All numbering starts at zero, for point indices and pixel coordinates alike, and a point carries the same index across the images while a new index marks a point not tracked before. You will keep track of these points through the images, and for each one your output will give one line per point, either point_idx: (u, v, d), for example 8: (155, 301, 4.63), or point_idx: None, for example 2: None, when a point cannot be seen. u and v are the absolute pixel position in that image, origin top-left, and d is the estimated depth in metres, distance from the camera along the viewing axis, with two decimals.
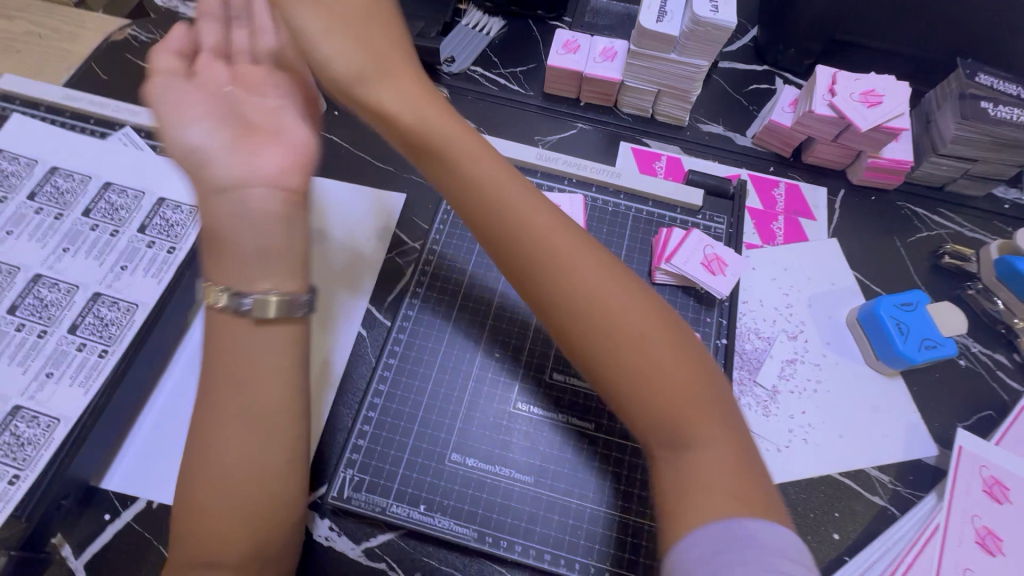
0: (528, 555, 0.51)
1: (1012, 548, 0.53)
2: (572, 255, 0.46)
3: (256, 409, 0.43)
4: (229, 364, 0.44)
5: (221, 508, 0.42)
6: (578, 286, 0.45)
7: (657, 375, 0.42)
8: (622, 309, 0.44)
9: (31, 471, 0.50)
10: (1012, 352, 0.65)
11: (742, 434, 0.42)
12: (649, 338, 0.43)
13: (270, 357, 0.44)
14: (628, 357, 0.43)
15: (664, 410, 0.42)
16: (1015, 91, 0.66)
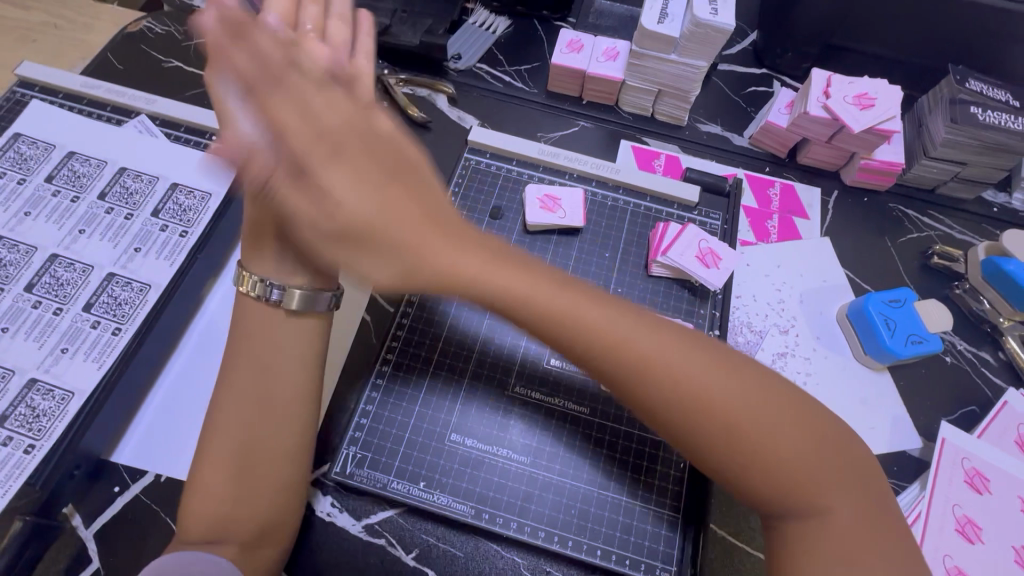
0: (523, 531, 0.53)
1: (990, 536, 0.55)
2: (680, 352, 0.41)
3: (264, 398, 0.49)
4: (251, 347, 0.50)
5: (223, 481, 0.47)
6: (696, 390, 0.40)
7: (798, 463, 0.40)
8: (727, 395, 0.40)
9: (46, 441, 0.52)
10: (997, 350, 0.67)
11: (860, 481, 0.41)
12: (762, 415, 0.40)
13: (284, 350, 0.50)
14: (743, 438, 0.40)
15: (811, 494, 0.40)
16: (1003, 98, 0.68)
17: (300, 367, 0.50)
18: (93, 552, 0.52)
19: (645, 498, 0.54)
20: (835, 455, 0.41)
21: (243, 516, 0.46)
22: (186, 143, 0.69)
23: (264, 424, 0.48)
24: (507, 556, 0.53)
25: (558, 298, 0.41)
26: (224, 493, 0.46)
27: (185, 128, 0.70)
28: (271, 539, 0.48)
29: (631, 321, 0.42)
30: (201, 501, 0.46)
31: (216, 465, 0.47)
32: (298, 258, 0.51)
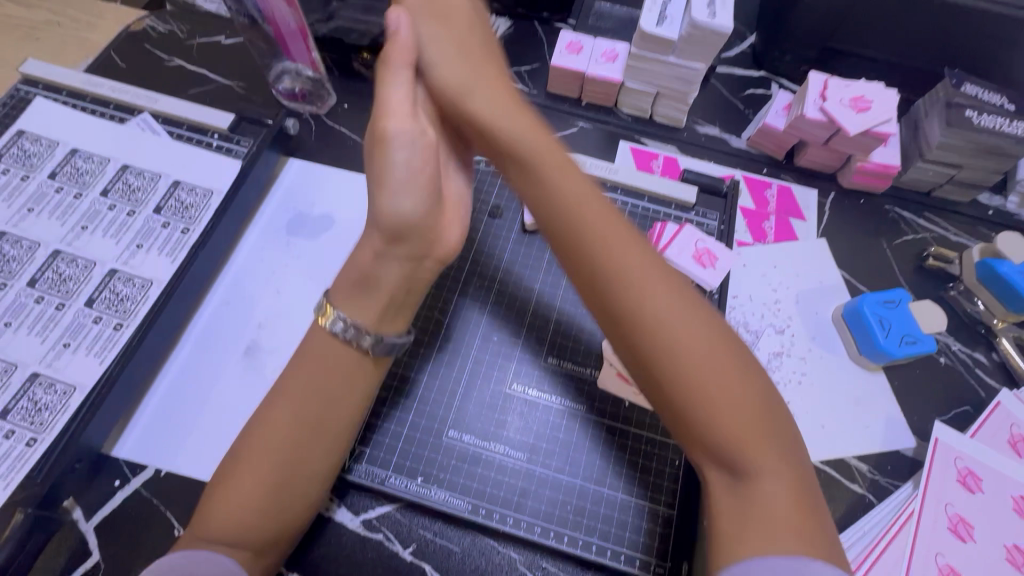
0: (520, 527, 0.53)
1: (982, 535, 0.55)
2: (648, 273, 0.44)
3: (315, 421, 0.49)
4: (307, 385, 0.50)
5: (263, 500, 0.47)
6: (649, 307, 0.43)
7: (728, 404, 0.41)
8: (693, 330, 0.42)
9: (48, 434, 0.53)
10: (991, 351, 0.68)
11: (800, 464, 0.41)
12: (716, 363, 0.42)
13: (344, 391, 0.50)
14: (694, 377, 0.41)
15: (732, 435, 0.40)
16: (998, 102, 0.69)
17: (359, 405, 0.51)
18: (93, 545, 0.53)
19: (640, 494, 0.55)
20: (767, 419, 0.41)
21: (267, 529, 0.47)
22: (188, 141, 0.70)
23: (311, 448, 0.49)
24: (504, 552, 0.54)
25: (594, 210, 0.47)
26: (253, 509, 0.46)
27: (187, 126, 0.71)
28: (280, 548, 0.49)
29: (619, 239, 0.46)
30: (226, 510, 0.46)
31: (257, 485, 0.47)
32: (395, 306, 0.52)
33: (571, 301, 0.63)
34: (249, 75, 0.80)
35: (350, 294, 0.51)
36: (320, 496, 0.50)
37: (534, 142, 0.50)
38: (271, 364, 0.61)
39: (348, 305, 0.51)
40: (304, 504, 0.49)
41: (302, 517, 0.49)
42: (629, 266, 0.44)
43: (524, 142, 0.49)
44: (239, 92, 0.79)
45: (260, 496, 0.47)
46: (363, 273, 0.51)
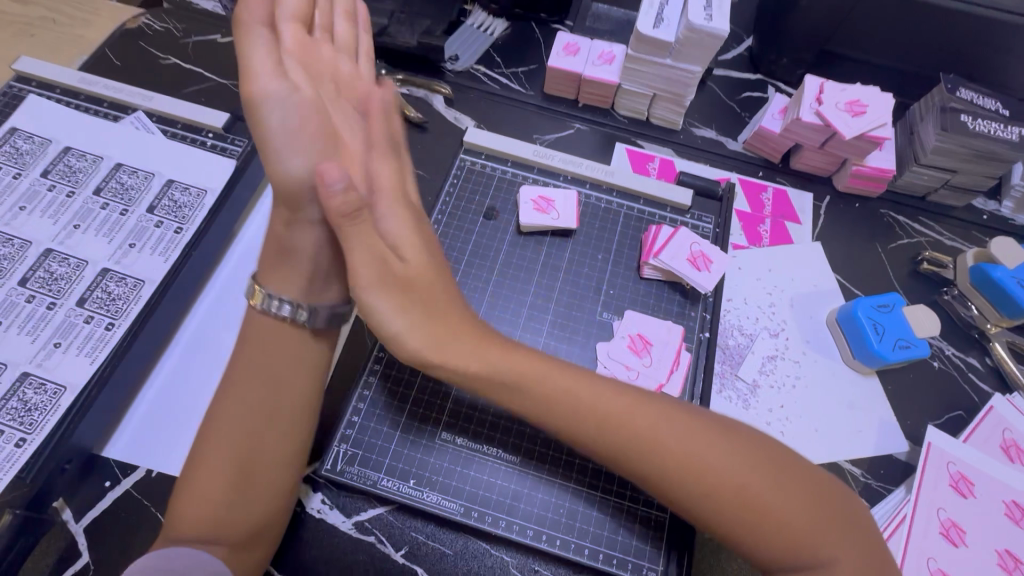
0: (512, 530, 0.53)
1: (974, 540, 0.55)
2: (681, 438, 0.45)
3: (264, 403, 0.50)
4: (256, 367, 0.52)
5: (220, 483, 0.47)
6: (673, 456, 0.45)
7: (800, 525, 0.42)
8: (713, 464, 0.44)
9: (37, 435, 0.53)
10: (984, 356, 0.68)
11: (854, 528, 0.44)
12: (748, 484, 0.43)
13: (282, 366, 0.52)
14: (737, 507, 0.43)
15: (812, 549, 0.42)
16: (993, 107, 0.69)
17: (297, 377, 0.52)
18: (82, 546, 0.52)
19: (633, 498, 0.54)
20: (822, 512, 0.43)
21: (230, 515, 0.46)
22: (183, 140, 0.69)
23: (259, 430, 0.49)
24: (496, 555, 0.54)
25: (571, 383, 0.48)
26: (216, 496, 0.47)
27: (182, 125, 0.70)
28: (258, 542, 0.48)
29: (643, 419, 0.46)
30: (191, 495, 0.47)
31: (211, 470, 0.47)
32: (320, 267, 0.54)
33: (565, 305, 0.64)
34: None
35: (275, 265, 0.54)
36: (287, 482, 0.50)
37: (508, 365, 0.49)
38: None
39: (279, 281, 0.54)
40: (267, 489, 0.48)
41: (274, 514, 0.48)
42: (663, 440, 0.45)
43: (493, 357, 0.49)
44: (234, 90, 0.78)
45: (217, 482, 0.47)
46: (282, 242, 0.53)
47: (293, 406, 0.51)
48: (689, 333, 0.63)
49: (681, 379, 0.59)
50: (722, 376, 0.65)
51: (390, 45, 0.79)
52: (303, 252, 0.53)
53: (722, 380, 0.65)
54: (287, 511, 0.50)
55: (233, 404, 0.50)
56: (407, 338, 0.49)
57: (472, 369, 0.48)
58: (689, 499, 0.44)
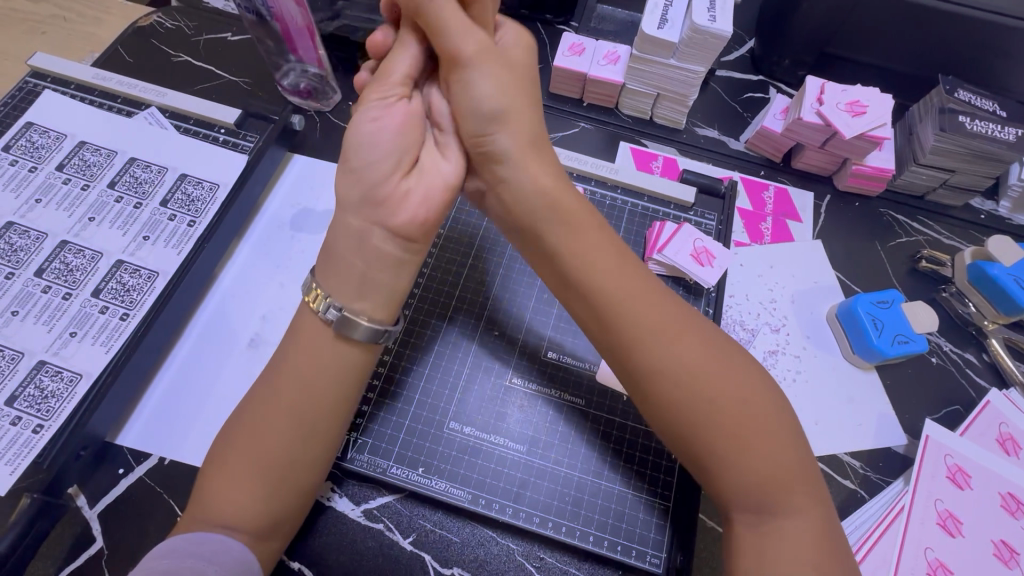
0: (519, 517, 0.54)
1: (970, 530, 0.56)
2: (712, 365, 0.48)
3: (303, 406, 0.49)
4: (291, 366, 0.50)
5: (255, 481, 0.47)
6: (684, 365, 0.47)
7: (780, 473, 0.46)
8: (721, 384, 0.47)
9: (54, 422, 0.54)
10: (982, 352, 0.69)
11: (819, 496, 0.47)
12: (746, 411, 0.47)
13: (321, 375, 0.50)
14: (725, 428, 0.46)
15: (780, 496, 0.45)
16: (991, 108, 0.71)
17: (336, 388, 0.50)
18: (96, 532, 0.54)
19: (637, 486, 0.56)
20: (798, 466, 0.46)
21: (261, 509, 0.47)
22: (195, 135, 0.71)
23: (296, 434, 0.49)
24: (503, 542, 0.55)
25: (616, 276, 0.50)
26: (246, 492, 0.47)
27: (195, 121, 0.72)
28: (277, 531, 0.49)
29: (684, 333, 0.49)
30: (222, 485, 0.47)
31: (245, 466, 0.47)
32: (364, 279, 0.50)
33: None
34: (255, 72, 0.81)
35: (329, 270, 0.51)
36: (312, 480, 0.50)
37: (575, 245, 0.51)
38: None
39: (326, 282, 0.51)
40: (297, 488, 0.49)
41: (291, 507, 0.49)
42: (692, 357, 0.48)
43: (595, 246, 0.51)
44: (245, 88, 0.80)
45: (250, 478, 0.47)
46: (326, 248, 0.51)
47: (331, 412, 0.50)
48: None
49: None
50: None
51: None
52: (358, 257, 0.50)
53: None
54: (305, 506, 0.51)
55: (266, 398, 0.50)
56: (540, 212, 0.51)
57: (579, 253, 0.51)
58: (686, 414, 0.47)
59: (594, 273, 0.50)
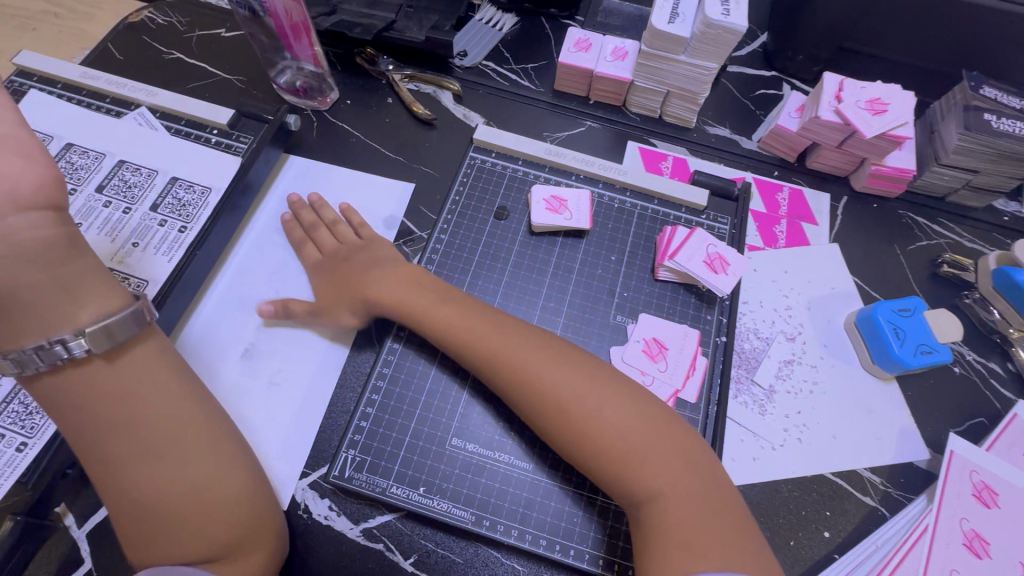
0: (523, 539, 0.52)
1: (999, 551, 0.54)
2: (545, 360, 0.50)
3: (162, 439, 0.43)
4: (105, 408, 0.42)
5: (176, 523, 0.43)
6: (524, 367, 0.50)
7: (642, 451, 0.46)
8: (557, 380, 0.49)
9: (38, 439, 0.51)
10: (1006, 361, 0.66)
11: (696, 461, 0.47)
12: (588, 399, 0.48)
13: (147, 399, 0.43)
14: (577, 420, 0.47)
15: (649, 475, 0.45)
16: (1017, 105, 0.67)
17: (181, 398, 0.45)
18: (86, 553, 0.51)
19: None
20: (664, 442, 0.47)
21: (194, 539, 0.43)
22: (186, 136, 0.68)
23: (156, 468, 0.43)
24: (507, 564, 0.52)
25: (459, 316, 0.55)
26: (167, 530, 0.43)
27: (186, 121, 0.69)
28: (256, 545, 0.46)
29: (510, 342, 0.52)
30: (152, 540, 0.43)
31: (151, 517, 0.43)
32: (59, 281, 0.40)
33: (578, 307, 0.62)
34: (250, 70, 0.78)
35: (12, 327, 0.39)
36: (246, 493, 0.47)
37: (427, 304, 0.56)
38: (270, 368, 0.60)
39: (37, 331, 0.39)
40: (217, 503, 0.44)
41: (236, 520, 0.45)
42: (520, 354, 0.51)
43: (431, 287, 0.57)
44: (239, 86, 0.77)
45: (170, 522, 0.43)
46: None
47: (201, 426, 0.46)
48: (705, 337, 0.62)
49: (697, 384, 0.58)
50: (738, 381, 0.63)
51: (396, 39, 0.77)
52: (25, 263, 0.38)
53: (738, 384, 0.63)
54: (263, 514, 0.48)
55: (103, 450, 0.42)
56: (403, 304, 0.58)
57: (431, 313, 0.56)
58: (541, 408, 0.49)
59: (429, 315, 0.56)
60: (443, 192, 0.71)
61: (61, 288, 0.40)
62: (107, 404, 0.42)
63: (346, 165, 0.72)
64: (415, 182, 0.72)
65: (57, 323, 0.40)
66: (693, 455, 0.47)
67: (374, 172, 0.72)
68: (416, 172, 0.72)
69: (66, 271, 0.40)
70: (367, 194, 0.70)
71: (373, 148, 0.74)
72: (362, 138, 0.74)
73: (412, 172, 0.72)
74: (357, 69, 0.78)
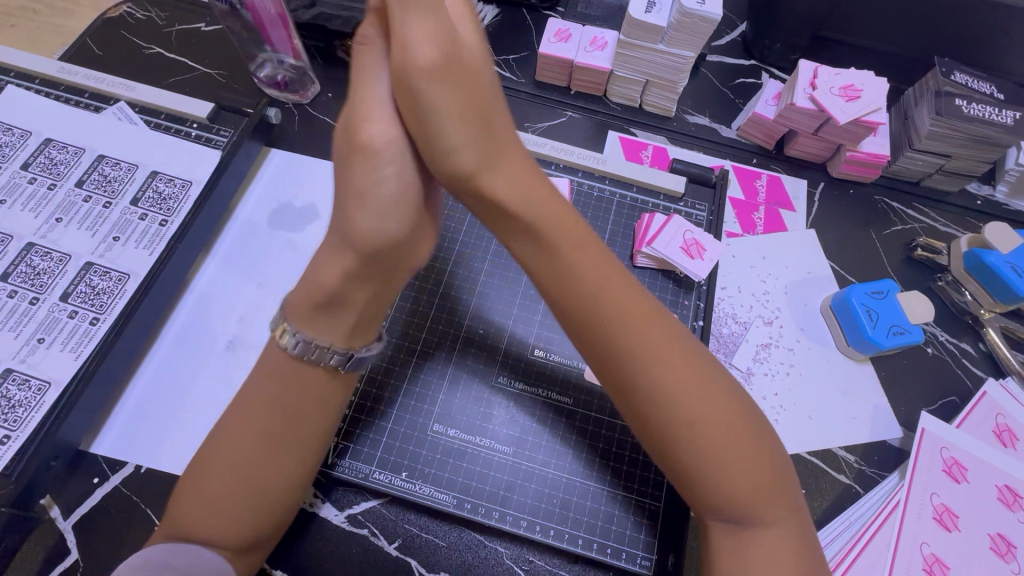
0: (505, 520, 0.53)
1: (966, 524, 0.56)
2: (685, 368, 0.43)
3: (281, 433, 0.47)
4: (274, 399, 0.47)
5: (240, 505, 0.45)
6: (662, 374, 0.43)
7: (752, 487, 0.42)
8: (691, 392, 0.42)
9: (21, 432, 0.51)
10: (978, 341, 0.68)
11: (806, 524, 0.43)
12: (714, 425, 0.42)
13: (306, 408, 0.48)
14: (698, 447, 0.42)
15: (757, 510, 0.42)
16: (988, 91, 0.69)
17: (320, 418, 0.49)
18: (71, 543, 0.52)
19: (625, 487, 0.54)
20: (776, 479, 0.42)
21: (237, 531, 0.45)
22: (166, 130, 0.68)
23: (272, 463, 0.46)
24: (491, 546, 0.53)
25: (597, 273, 0.46)
26: (220, 514, 0.45)
27: (165, 116, 0.69)
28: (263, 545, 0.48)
29: (652, 330, 0.44)
30: (203, 511, 0.45)
31: (222, 497, 0.45)
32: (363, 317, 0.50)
33: None
34: (230, 63, 0.78)
35: (311, 312, 0.47)
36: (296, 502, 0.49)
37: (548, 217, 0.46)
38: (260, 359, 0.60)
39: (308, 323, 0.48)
40: (277, 504, 0.47)
41: (275, 522, 0.48)
42: (663, 357, 0.43)
43: (528, 212, 0.45)
44: (219, 80, 0.77)
45: (233, 511, 0.45)
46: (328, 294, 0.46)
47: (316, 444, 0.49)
48: (683, 322, 0.63)
49: None
50: None
51: None
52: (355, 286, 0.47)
53: None
54: (283, 524, 0.49)
55: (238, 427, 0.47)
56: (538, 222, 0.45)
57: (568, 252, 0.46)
58: (662, 425, 0.43)
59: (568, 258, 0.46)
60: None
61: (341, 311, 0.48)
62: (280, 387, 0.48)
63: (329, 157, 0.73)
64: None
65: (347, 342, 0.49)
66: (783, 478, 0.43)
67: None
68: None
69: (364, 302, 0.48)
70: None
71: None
72: None
73: None
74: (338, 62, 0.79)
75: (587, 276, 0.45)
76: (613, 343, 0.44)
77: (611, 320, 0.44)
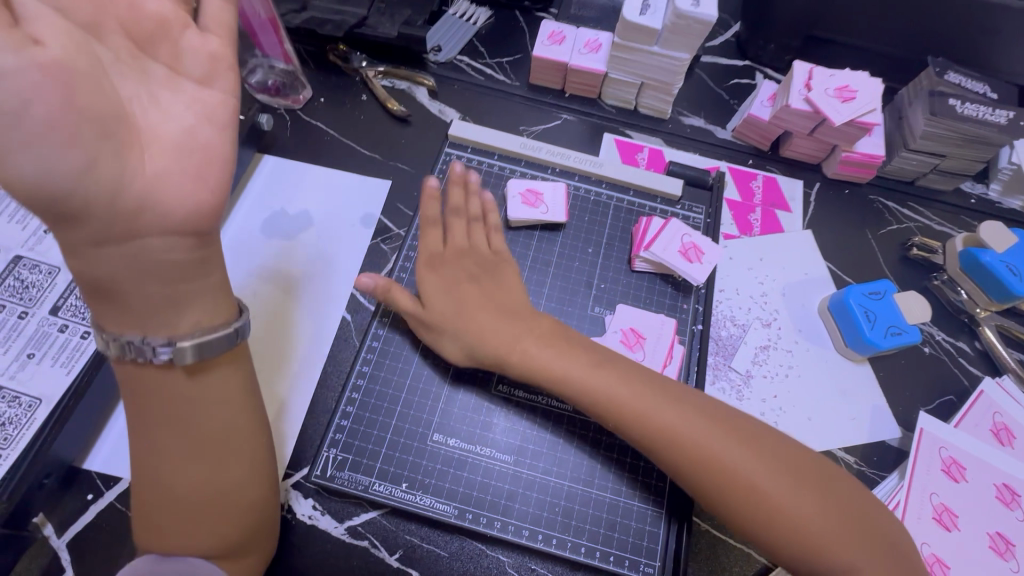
0: (507, 530, 0.52)
1: (966, 523, 0.56)
2: (717, 438, 0.48)
3: (207, 442, 0.45)
4: (166, 407, 0.44)
5: (199, 520, 0.45)
6: (702, 454, 0.48)
7: (821, 530, 0.46)
8: (732, 465, 0.47)
9: (11, 450, 0.50)
10: (974, 339, 0.68)
11: (875, 533, 0.46)
12: (766, 487, 0.46)
13: (208, 407, 0.45)
14: (759, 512, 0.46)
15: (835, 550, 0.45)
16: (981, 91, 0.70)
17: (233, 407, 0.47)
18: (67, 562, 0.51)
19: (628, 493, 0.54)
20: (839, 511, 0.46)
21: (213, 540, 0.45)
22: None
23: (208, 473, 0.45)
24: (493, 554, 0.53)
25: (606, 381, 0.51)
26: (187, 530, 0.45)
27: None
28: (258, 543, 0.48)
29: (675, 418, 0.49)
30: (169, 530, 0.44)
31: (180, 513, 0.44)
32: (171, 296, 0.42)
33: (555, 301, 0.63)
34: None
35: (120, 313, 0.42)
36: (266, 492, 0.49)
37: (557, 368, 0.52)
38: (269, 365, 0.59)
39: (134, 322, 0.42)
40: (238, 506, 0.46)
41: (251, 523, 0.47)
42: (694, 436, 0.48)
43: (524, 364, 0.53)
44: None
45: (190, 524, 0.45)
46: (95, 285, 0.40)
47: (245, 438, 0.47)
48: (682, 326, 0.63)
49: (674, 372, 0.59)
50: (716, 368, 0.64)
51: (369, 36, 0.77)
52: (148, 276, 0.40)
53: (715, 371, 0.64)
54: (269, 522, 0.49)
55: (151, 450, 0.45)
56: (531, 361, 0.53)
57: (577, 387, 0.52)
58: (724, 500, 0.47)
59: (573, 376, 0.52)
60: (419, 189, 0.71)
61: (189, 290, 0.43)
62: (171, 400, 0.44)
63: (322, 163, 0.72)
64: (391, 179, 0.72)
65: (157, 330, 0.43)
66: (821, 478, 0.48)
67: (348, 170, 0.72)
68: (392, 169, 0.72)
69: (206, 285, 0.44)
70: (315, 207, 0.69)
71: (350, 146, 0.73)
72: (338, 136, 0.74)
73: (388, 169, 0.72)
74: (330, 67, 0.78)
75: (604, 394, 0.51)
76: (649, 442, 0.49)
77: (636, 424, 0.49)
